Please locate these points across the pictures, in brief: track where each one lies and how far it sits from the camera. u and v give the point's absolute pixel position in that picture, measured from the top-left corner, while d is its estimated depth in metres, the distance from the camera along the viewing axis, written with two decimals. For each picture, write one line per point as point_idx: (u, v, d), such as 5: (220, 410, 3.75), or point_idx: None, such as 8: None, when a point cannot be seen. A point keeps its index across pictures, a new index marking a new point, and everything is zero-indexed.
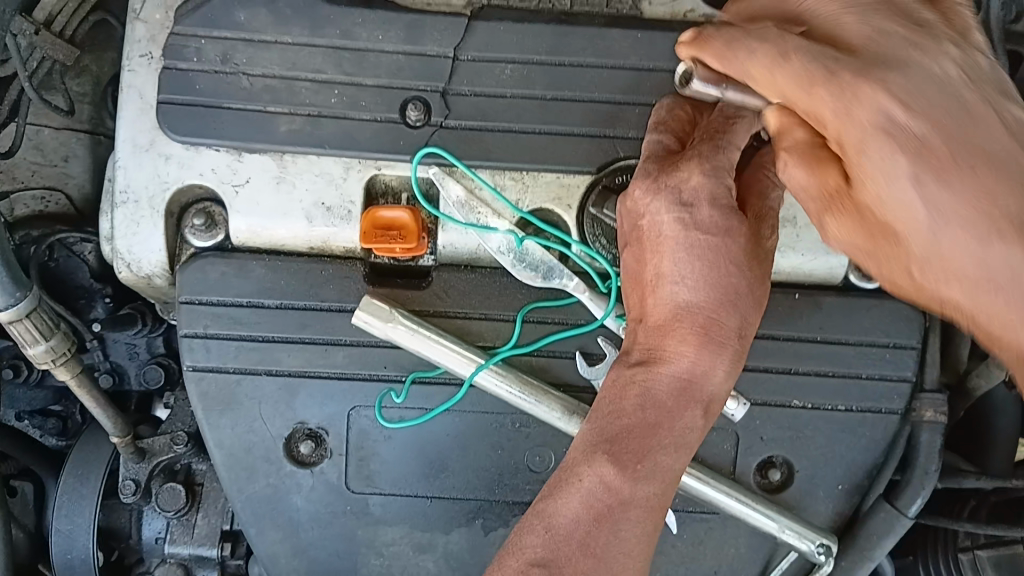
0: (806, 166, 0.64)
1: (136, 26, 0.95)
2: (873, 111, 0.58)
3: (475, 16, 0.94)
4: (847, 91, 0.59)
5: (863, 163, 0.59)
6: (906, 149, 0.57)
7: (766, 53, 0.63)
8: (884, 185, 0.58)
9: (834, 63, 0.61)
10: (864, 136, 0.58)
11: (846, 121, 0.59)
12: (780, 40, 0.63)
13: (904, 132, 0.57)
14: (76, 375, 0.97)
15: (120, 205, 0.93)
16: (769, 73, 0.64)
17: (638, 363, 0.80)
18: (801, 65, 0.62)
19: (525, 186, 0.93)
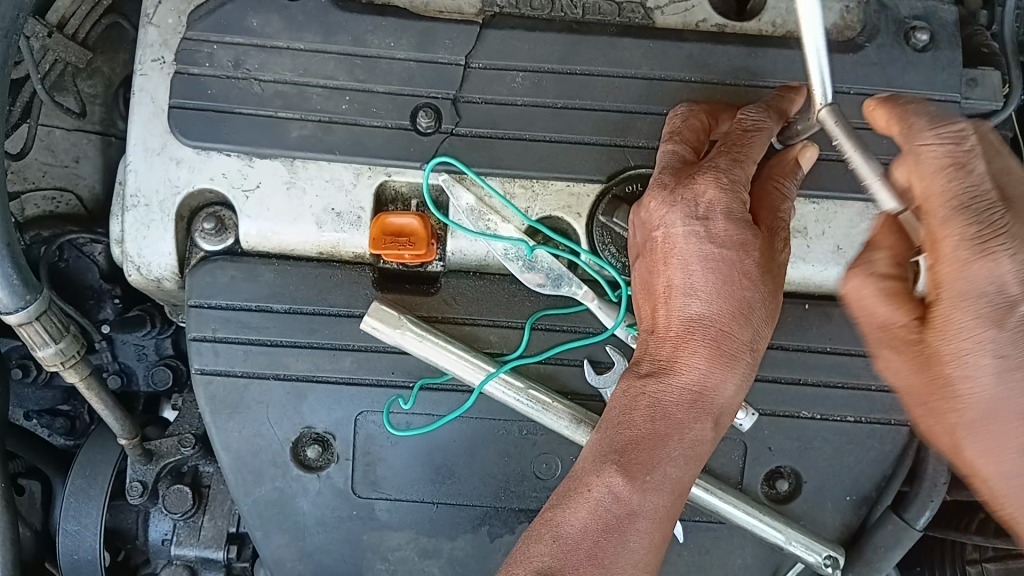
0: (879, 291, 0.73)
1: (149, 30, 0.95)
2: (995, 273, 0.65)
3: (486, 23, 0.94)
4: (986, 240, 0.65)
5: (957, 314, 0.67)
6: (994, 320, 0.66)
7: (942, 156, 0.67)
8: (958, 339, 0.67)
9: (984, 214, 0.66)
10: (965, 293, 0.66)
11: (954, 275, 0.66)
12: (962, 149, 0.67)
13: (1007, 300, 0.66)
14: (84, 378, 0.97)
15: (131, 209, 0.93)
16: (931, 173, 0.67)
17: (649, 374, 0.80)
18: (972, 218, 0.65)
19: (534, 194, 0.93)
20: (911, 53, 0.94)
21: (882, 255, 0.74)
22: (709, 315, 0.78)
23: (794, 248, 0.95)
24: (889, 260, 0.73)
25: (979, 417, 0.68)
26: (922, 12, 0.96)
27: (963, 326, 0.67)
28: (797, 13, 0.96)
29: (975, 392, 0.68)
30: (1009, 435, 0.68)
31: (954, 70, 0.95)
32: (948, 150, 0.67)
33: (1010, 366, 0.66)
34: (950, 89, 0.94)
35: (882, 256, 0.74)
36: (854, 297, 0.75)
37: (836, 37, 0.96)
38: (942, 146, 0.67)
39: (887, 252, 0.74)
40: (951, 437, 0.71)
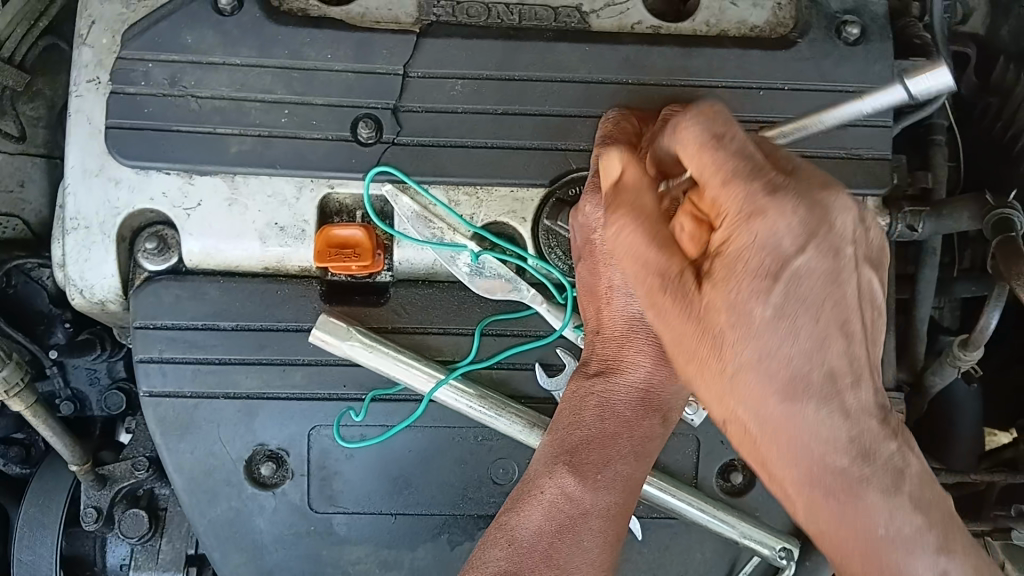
0: (648, 242, 0.62)
1: (83, 51, 0.94)
2: (771, 231, 0.53)
3: (423, 33, 0.94)
4: (764, 196, 0.53)
5: (733, 269, 0.55)
6: (762, 274, 0.54)
7: (704, 130, 0.56)
8: (731, 293, 0.55)
9: (757, 171, 0.55)
10: (745, 247, 0.54)
11: (734, 232, 0.54)
12: (726, 121, 0.56)
13: (779, 257, 0.53)
14: (30, 406, 0.97)
15: (70, 232, 0.92)
16: (693, 150, 0.56)
17: (597, 374, 0.80)
18: (745, 177, 0.54)
19: (479, 201, 0.94)
20: (843, 47, 0.96)
21: (642, 200, 0.64)
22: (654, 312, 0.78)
23: None
24: (649, 212, 0.64)
25: (747, 363, 0.56)
26: (853, 6, 0.98)
27: (732, 280, 0.55)
28: (730, 11, 0.97)
29: (749, 344, 0.55)
30: (771, 382, 0.55)
31: (887, 61, 0.96)
32: (706, 126, 0.56)
33: (785, 319, 0.54)
34: (883, 81, 0.96)
35: (645, 201, 0.64)
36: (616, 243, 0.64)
37: (769, 34, 0.97)
38: (707, 123, 0.55)
39: (649, 193, 0.65)
40: (708, 385, 0.61)
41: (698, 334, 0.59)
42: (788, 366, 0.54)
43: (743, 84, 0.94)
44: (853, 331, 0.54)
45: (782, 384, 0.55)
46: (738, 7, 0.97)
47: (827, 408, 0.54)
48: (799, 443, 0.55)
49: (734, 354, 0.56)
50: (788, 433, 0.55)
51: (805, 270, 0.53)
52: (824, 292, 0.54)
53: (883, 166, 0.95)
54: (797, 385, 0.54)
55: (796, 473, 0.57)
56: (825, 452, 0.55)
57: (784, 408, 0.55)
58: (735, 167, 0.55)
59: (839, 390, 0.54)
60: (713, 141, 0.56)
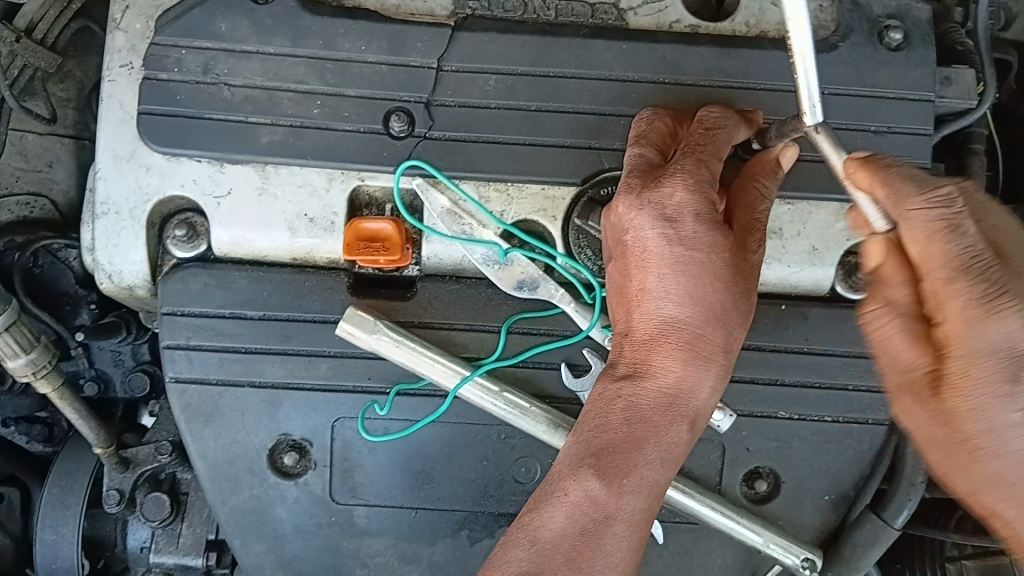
0: (907, 331, 0.70)
1: (116, 35, 0.94)
2: (1010, 334, 0.64)
3: (458, 26, 0.93)
4: (989, 299, 0.64)
5: (970, 374, 0.66)
6: (1011, 376, 0.65)
7: (935, 219, 0.65)
8: (981, 398, 0.66)
9: (985, 275, 0.65)
10: (977, 354, 0.65)
11: (965, 338, 0.65)
12: (953, 211, 0.65)
13: (1015, 353, 0.65)
14: (57, 389, 0.97)
15: (101, 217, 0.92)
16: (925, 237, 0.65)
17: (624, 377, 0.80)
18: (974, 280, 0.64)
19: (509, 198, 0.93)
20: (885, 52, 0.94)
21: (892, 295, 0.70)
22: (684, 319, 0.77)
23: (769, 249, 0.95)
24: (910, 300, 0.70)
25: (1006, 480, 0.69)
26: (895, 10, 0.96)
27: (970, 381, 0.66)
28: (770, 12, 0.95)
29: (1010, 441, 0.67)
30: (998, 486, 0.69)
31: (929, 68, 0.94)
32: (939, 213, 0.65)
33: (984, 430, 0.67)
34: (924, 88, 0.94)
35: (903, 294, 0.70)
36: (879, 341, 0.71)
37: (810, 37, 0.95)
38: (932, 208, 0.65)
39: (904, 286, 0.70)
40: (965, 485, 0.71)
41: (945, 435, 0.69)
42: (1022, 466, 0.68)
43: (781, 87, 0.93)
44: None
45: (1009, 484, 0.68)
46: (777, 8, 0.96)
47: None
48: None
49: (990, 456, 0.68)
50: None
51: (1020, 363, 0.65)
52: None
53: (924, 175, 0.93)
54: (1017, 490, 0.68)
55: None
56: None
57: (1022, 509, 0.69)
58: (964, 264, 0.65)
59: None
60: (947, 232, 0.65)
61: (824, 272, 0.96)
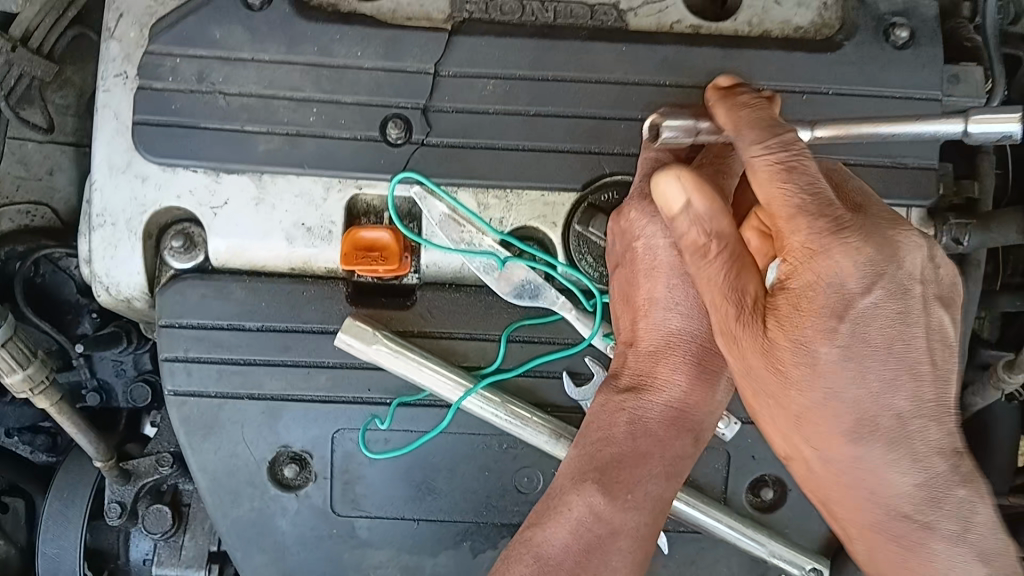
0: (729, 267, 0.67)
1: (111, 44, 0.92)
2: (837, 271, 0.63)
3: (456, 30, 0.91)
4: (829, 236, 0.63)
5: (803, 310, 0.64)
6: (836, 312, 0.63)
7: (773, 162, 0.66)
8: (801, 332, 0.65)
9: (820, 203, 0.65)
10: (810, 283, 0.64)
11: (800, 266, 0.64)
12: (793, 153, 0.66)
13: (846, 296, 0.63)
14: (55, 403, 0.97)
15: (97, 229, 0.91)
16: (767, 180, 0.65)
17: (628, 389, 0.78)
18: (816, 217, 0.64)
19: (508, 205, 0.92)
20: (892, 51, 0.92)
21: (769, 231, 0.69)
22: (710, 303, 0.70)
23: None
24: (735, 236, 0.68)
25: (813, 411, 0.67)
26: (902, 7, 0.94)
27: (800, 320, 0.65)
28: (774, 11, 0.93)
29: (838, 402, 0.65)
30: (845, 424, 0.65)
31: (936, 67, 0.92)
32: (780, 154, 0.66)
33: (856, 359, 0.64)
34: (933, 87, 0.92)
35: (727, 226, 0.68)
36: (706, 277, 0.69)
37: (814, 36, 0.93)
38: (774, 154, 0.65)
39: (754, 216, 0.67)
40: (786, 432, 0.70)
41: (777, 381, 0.67)
42: (852, 411, 0.65)
43: (788, 87, 0.90)
44: (924, 374, 0.65)
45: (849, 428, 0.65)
46: (781, 7, 0.93)
47: (895, 451, 0.65)
48: (878, 476, 0.66)
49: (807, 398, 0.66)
50: (859, 475, 0.67)
51: (874, 309, 0.64)
52: (885, 329, 0.64)
53: (927, 175, 0.93)
54: (874, 430, 0.65)
55: (851, 487, 0.68)
56: (895, 494, 0.66)
57: (849, 446, 0.66)
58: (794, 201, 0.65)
59: (899, 434, 0.65)
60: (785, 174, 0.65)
61: None
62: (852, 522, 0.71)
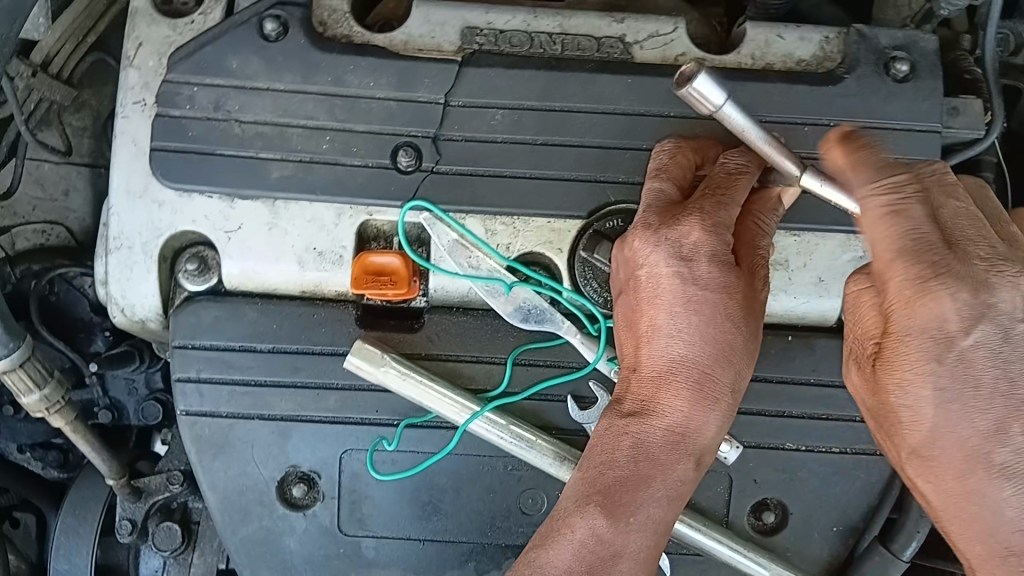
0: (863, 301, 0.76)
1: (129, 72, 0.95)
2: (936, 312, 0.67)
3: (466, 61, 0.93)
4: (920, 281, 0.67)
5: (903, 348, 0.69)
6: (933, 354, 0.67)
7: (886, 202, 0.70)
8: (908, 372, 0.69)
9: (925, 255, 0.68)
10: (908, 330, 0.68)
11: (908, 310, 0.68)
12: (903, 197, 0.70)
13: (947, 338, 0.67)
14: (70, 422, 0.99)
15: (114, 251, 0.93)
16: (875, 224, 0.70)
17: (631, 413, 0.80)
18: (915, 261, 0.68)
19: (516, 231, 0.94)
20: (892, 84, 0.94)
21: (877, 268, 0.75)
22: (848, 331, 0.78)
23: (776, 281, 0.95)
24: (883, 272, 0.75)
25: (926, 443, 0.69)
26: (902, 41, 0.95)
27: (908, 354, 0.69)
28: (776, 44, 0.95)
29: (930, 424, 0.68)
30: (954, 459, 0.67)
31: (936, 99, 0.94)
32: (889, 198, 0.70)
33: (947, 398, 0.67)
34: (933, 120, 0.94)
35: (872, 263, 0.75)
36: (851, 309, 0.77)
37: (816, 68, 0.95)
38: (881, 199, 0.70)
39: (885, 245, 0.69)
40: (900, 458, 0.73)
41: (878, 399, 0.73)
42: (960, 447, 0.66)
43: (788, 119, 0.92)
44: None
45: (962, 459, 0.66)
46: (783, 39, 0.95)
47: (1014, 482, 0.64)
48: (1003, 517, 0.64)
49: (912, 432, 0.70)
50: (974, 511, 0.66)
51: (973, 345, 0.66)
52: (990, 369, 0.66)
53: None
54: (984, 471, 0.65)
55: (960, 525, 0.68)
56: (1015, 528, 0.64)
57: (963, 483, 0.66)
58: (900, 246, 0.68)
59: (1021, 470, 0.64)
60: (891, 216, 0.69)
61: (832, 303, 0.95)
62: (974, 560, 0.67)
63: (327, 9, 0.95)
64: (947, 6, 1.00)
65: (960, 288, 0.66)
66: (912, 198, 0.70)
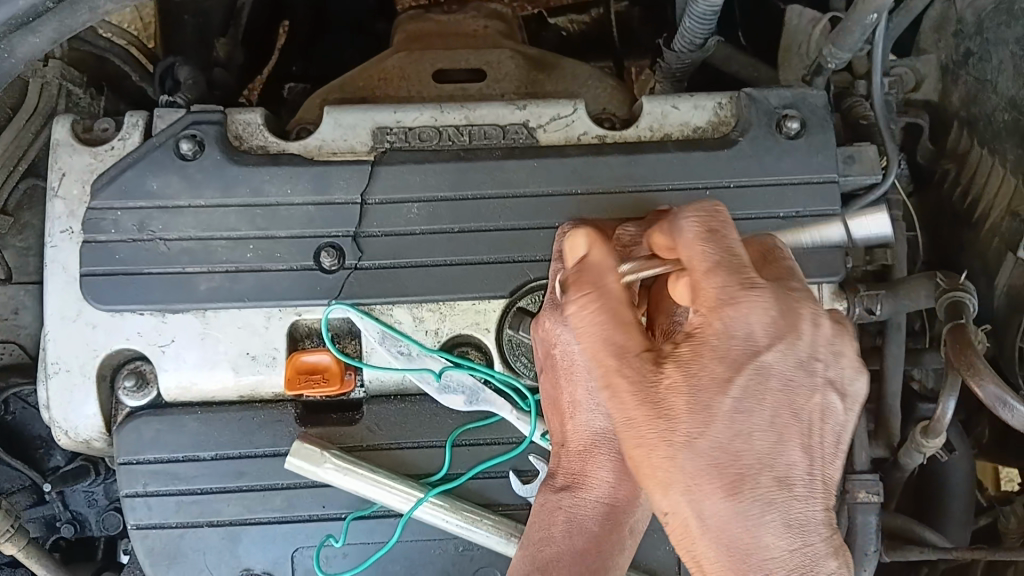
0: (614, 319, 0.68)
1: (55, 202, 0.98)
2: (746, 321, 0.64)
3: (378, 161, 0.97)
4: (738, 290, 0.64)
5: (703, 353, 0.64)
6: (736, 362, 0.63)
7: (702, 225, 0.68)
8: (704, 370, 0.63)
9: (741, 272, 0.66)
10: (720, 332, 0.64)
11: (710, 316, 0.64)
12: (722, 222, 0.68)
13: (750, 348, 0.64)
14: (23, 547, 1.00)
15: (53, 376, 0.96)
16: (688, 243, 0.67)
17: (563, 489, 0.82)
18: (726, 274, 0.65)
19: (443, 315, 0.97)
20: (785, 141, 0.99)
21: (609, 288, 0.70)
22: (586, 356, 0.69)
23: None
24: (619, 289, 0.70)
25: (694, 453, 0.63)
26: (792, 99, 1.00)
27: (702, 365, 0.63)
28: (672, 115, 1.00)
29: (715, 430, 0.62)
30: (722, 475, 0.62)
31: (828, 152, 0.99)
32: (707, 219, 0.68)
33: (742, 409, 0.63)
34: (828, 171, 0.99)
35: (614, 285, 0.70)
36: (580, 331, 0.69)
37: (711, 134, 1.00)
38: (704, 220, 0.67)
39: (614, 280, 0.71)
40: (658, 475, 0.64)
41: (648, 415, 0.64)
42: (728, 463, 0.62)
43: (690, 186, 0.97)
44: (814, 448, 0.65)
45: (732, 477, 0.62)
46: (678, 110, 1.01)
47: (770, 512, 0.62)
48: (753, 538, 0.62)
49: (686, 435, 0.63)
50: (736, 535, 0.62)
51: (771, 365, 0.64)
52: (779, 392, 0.64)
53: (835, 253, 0.97)
54: (749, 489, 0.62)
55: (711, 545, 0.63)
56: (762, 556, 0.62)
57: (721, 502, 0.62)
58: (722, 259, 0.66)
59: (782, 496, 0.63)
60: (710, 235, 0.67)
61: None
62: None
63: (241, 123, 0.99)
64: (833, 60, 1.05)
65: (764, 300, 0.65)
66: (728, 226, 0.68)
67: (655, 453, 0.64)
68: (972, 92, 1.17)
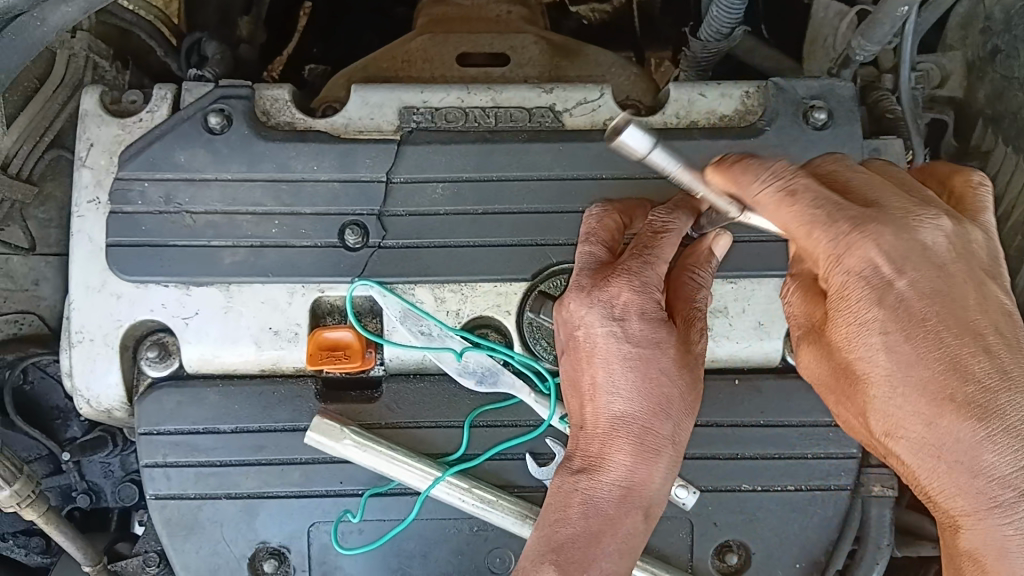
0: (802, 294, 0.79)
1: (82, 172, 0.99)
2: (863, 258, 0.70)
3: (404, 140, 0.98)
4: (846, 237, 0.71)
5: (844, 302, 0.72)
6: (869, 299, 0.70)
7: (775, 192, 0.74)
8: (846, 321, 0.72)
9: (846, 215, 0.71)
10: (845, 281, 0.71)
11: (831, 264, 0.72)
12: (790, 181, 0.74)
13: (882, 282, 0.70)
14: (42, 514, 1.01)
15: (76, 345, 0.96)
16: (775, 210, 0.74)
17: (580, 470, 0.82)
18: (823, 225, 0.72)
19: (464, 296, 0.97)
20: (811, 132, 0.98)
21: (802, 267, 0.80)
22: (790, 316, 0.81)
23: (716, 327, 1.00)
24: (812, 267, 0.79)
25: (886, 391, 0.70)
26: (819, 90, 1.00)
27: (842, 318, 0.73)
28: (699, 102, 1.01)
29: (883, 365, 0.70)
30: (919, 401, 0.68)
31: (854, 144, 0.99)
32: (780, 184, 0.74)
33: (894, 341, 0.69)
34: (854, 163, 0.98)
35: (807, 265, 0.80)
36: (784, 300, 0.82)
37: (738, 123, 1.00)
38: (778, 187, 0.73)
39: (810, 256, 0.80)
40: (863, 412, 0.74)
41: (840, 372, 0.75)
42: (918, 386, 0.68)
43: None
44: (992, 347, 0.68)
45: (926, 399, 0.68)
46: (705, 98, 1.01)
47: (985, 426, 0.66)
48: (973, 455, 0.66)
49: (869, 378, 0.71)
50: (952, 455, 0.67)
51: (906, 292, 0.69)
52: (929, 307, 0.69)
53: None
54: (957, 401, 0.67)
55: (935, 471, 0.69)
56: (983, 472, 0.66)
57: (931, 426, 0.68)
58: (818, 214, 0.72)
59: (989, 404, 0.66)
60: (789, 198, 0.73)
61: (772, 346, 1.00)
62: (943, 505, 0.69)
63: (269, 99, 1.00)
64: (861, 53, 1.05)
65: (883, 232, 0.70)
66: (797, 177, 0.74)
67: (858, 394, 0.73)
68: (998, 90, 1.17)
